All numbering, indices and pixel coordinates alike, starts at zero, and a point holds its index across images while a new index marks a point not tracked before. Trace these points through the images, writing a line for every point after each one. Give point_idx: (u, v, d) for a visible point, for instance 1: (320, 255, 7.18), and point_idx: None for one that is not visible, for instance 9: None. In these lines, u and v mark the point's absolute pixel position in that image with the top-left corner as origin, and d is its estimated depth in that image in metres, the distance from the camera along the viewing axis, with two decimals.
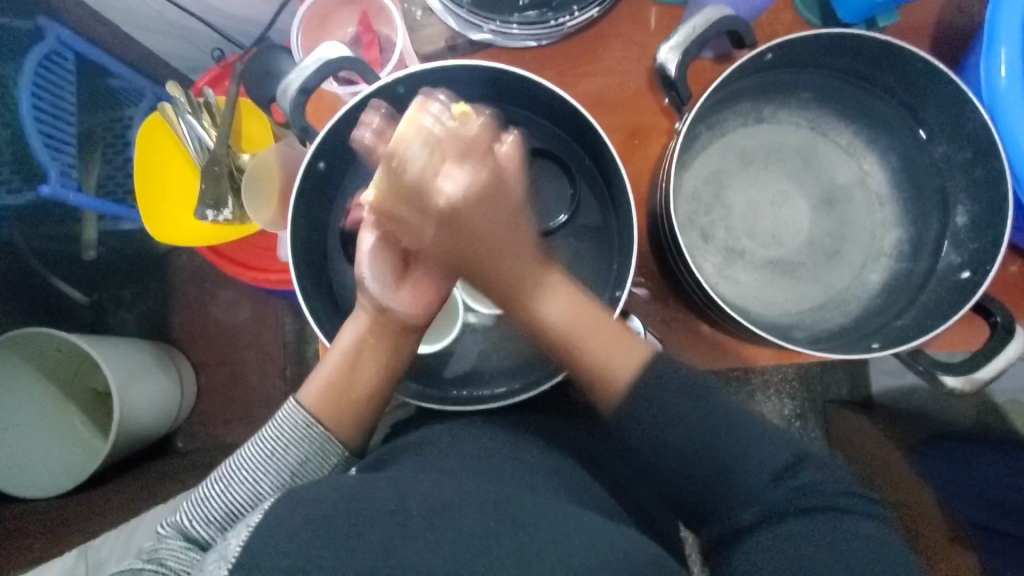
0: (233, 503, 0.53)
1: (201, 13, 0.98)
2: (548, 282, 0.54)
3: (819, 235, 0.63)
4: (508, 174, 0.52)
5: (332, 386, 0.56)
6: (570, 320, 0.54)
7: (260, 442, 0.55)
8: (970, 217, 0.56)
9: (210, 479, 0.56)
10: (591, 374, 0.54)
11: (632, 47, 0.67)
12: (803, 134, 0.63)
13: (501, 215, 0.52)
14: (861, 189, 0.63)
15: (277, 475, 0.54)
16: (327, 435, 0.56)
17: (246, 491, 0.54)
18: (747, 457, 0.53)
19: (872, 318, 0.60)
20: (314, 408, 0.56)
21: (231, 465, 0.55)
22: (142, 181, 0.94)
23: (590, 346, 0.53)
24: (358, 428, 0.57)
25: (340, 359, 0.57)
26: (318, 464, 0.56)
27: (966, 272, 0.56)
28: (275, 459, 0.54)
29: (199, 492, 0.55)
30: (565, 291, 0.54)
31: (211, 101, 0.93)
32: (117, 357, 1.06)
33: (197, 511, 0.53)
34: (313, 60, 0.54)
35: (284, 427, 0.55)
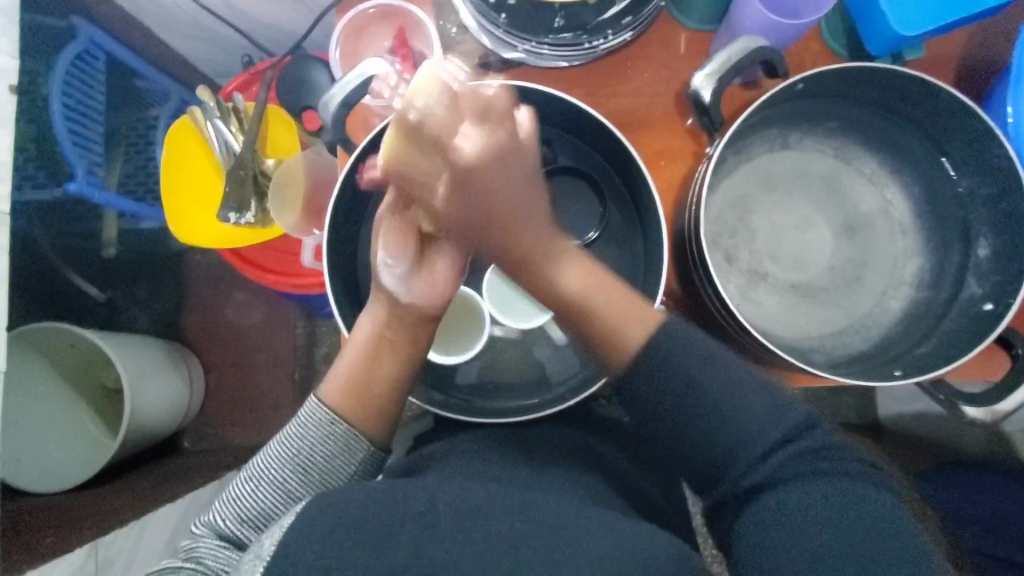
0: (264, 502, 0.54)
1: (233, 20, 1.00)
2: (565, 251, 0.54)
3: (841, 260, 0.64)
4: (524, 139, 0.51)
5: (349, 380, 0.57)
6: (581, 292, 0.53)
7: (286, 441, 0.56)
8: (992, 250, 0.58)
9: (241, 479, 0.56)
10: (602, 336, 0.53)
11: (661, 71, 0.69)
12: (828, 161, 0.65)
13: (519, 177, 0.51)
14: (884, 218, 0.64)
15: (306, 476, 0.55)
16: (350, 431, 0.56)
17: (277, 493, 0.54)
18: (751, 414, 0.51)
19: (892, 345, 0.61)
20: (335, 404, 0.57)
21: (261, 466, 0.56)
22: (170, 180, 0.95)
23: (604, 309, 0.53)
24: (380, 420, 0.58)
25: (355, 356, 0.58)
26: (344, 462, 0.56)
27: (989, 305, 0.56)
28: (303, 458, 0.55)
29: (229, 492, 0.56)
30: (581, 261, 0.54)
31: (240, 106, 0.94)
32: (131, 353, 1.08)
33: (230, 511, 0.54)
34: (355, 75, 0.55)
35: (309, 428, 0.56)
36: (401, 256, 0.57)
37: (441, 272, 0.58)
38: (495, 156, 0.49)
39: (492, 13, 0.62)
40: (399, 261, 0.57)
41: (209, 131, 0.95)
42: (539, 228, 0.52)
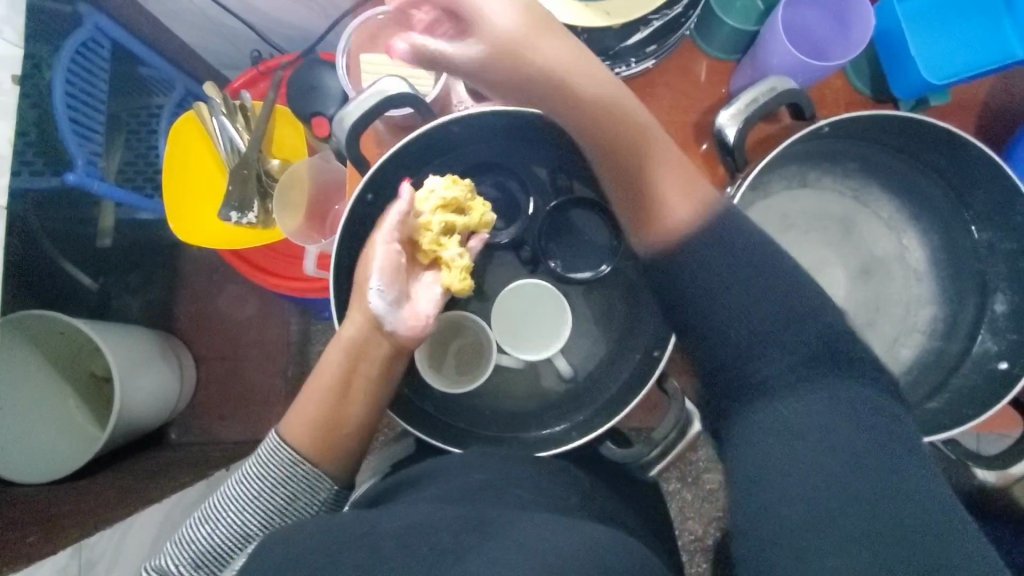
0: (219, 549, 0.49)
1: (244, 14, 0.97)
2: (592, 73, 0.53)
3: (852, 304, 0.63)
4: (529, 32, 0.51)
5: (318, 415, 0.55)
6: (570, 60, 0.52)
7: (244, 482, 0.51)
8: (1010, 307, 0.56)
9: (194, 522, 0.51)
10: (639, 202, 0.56)
11: (680, 99, 0.67)
12: (845, 202, 0.64)
13: (567, 45, 0.52)
14: (898, 263, 0.63)
15: (266, 516, 0.50)
16: (315, 471, 0.53)
17: (234, 536, 0.49)
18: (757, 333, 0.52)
19: (900, 395, 0.60)
20: (296, 441, 0.54)
21: (217, 505, 0.51)
22: (172, 175, 0.93)
23: (620, 132, 0.54)
24: (347, 458, 0.55)
25: (329, 385, 0.56)
26: (307, 502, 0.52)
27: (1004, 363, 0.56)
28: (265, 501, 0.50)
29: (184, 535, 0.50)
30: (562, 38, 0.52)
31: (248, 105, 0.93)
32: (122, 345, 1.06)
33: (183, 557, 0.49)
34: (372, 93, 0.53)
35: (271, 466, 0.52)
36: (392, 287, 0.56)
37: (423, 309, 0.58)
38: (530, 17, 0.52)
39: None
40: (392, 292, 0.56)
41: (215, 127, 0.93)
42: (598, 82, 0.53)
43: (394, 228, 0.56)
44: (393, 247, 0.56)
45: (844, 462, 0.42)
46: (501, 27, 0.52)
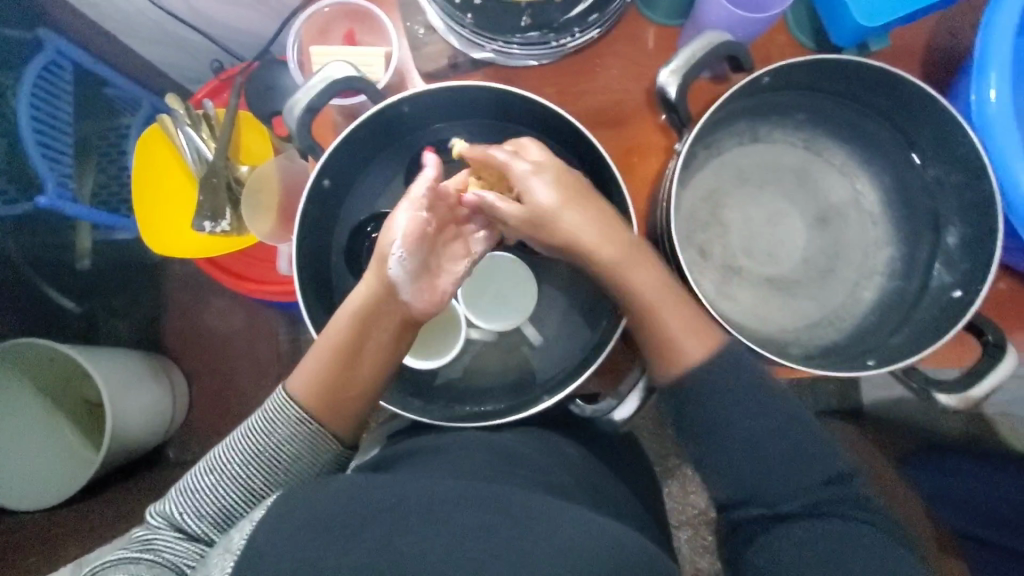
0: (225, 498, 0.53)
1: (200, 25, 0.98)
2: (610, 232, 0.54)
3: (813, 252, 0.64)
4: (543, 196, 0.55)
5: (324, 379, 0.55)
6: (600, 235, 0.54)
7: (251, 435, 0.55)
8: (960, 238, 0.58)
9: (201, 471, 0.55)
10: (657, 348, 0.54)
11: (630, 67, 0.68)
12: (798, 153, 0.65)
13: (594, 221, 0.55)
14: (855, 208, 0.64)
15: (270, 473, 0.54)
16: (320, 430, 0.55)
17: (239, 488, 0.53)
18: (775, 468, 0.52)
19: (866, 336, 0.61)
20: (303, 400, 0.55)
21: (224, 458, 0.55)
22: (141, 188, 0.95)
23: (642, 292, 0.54)
24: (350, 421, 0.57)
25: (334, 350, 0.55)
26: (310, 460, 0.55)
27: (958, 292, 0.57)
28: (268, 456, 0.54)
29: (189, 483, 0.54)
30: (592, 210, 0.55)
31: (211, 114, 0.93)
32: (110, 367, 1.06)
33: (190, 504, 0.53)
34: (319, 80, 0.54)
35: (276, 421, 0.55)
36: (414, 255, 0.55)
37: (442, 285, 0.58)
38: (558, 185, 0.55)
39: (458, 13, 0.62)
40: (412, 260, 0.55)
41: (180, 139, 0.93)
42: (619, 244, 0.54)
43: (425, 192, 0.55)
44: (422, 212, 0.54)
45: (820, 550, 0.48)
46: (540, 198, 0.55)
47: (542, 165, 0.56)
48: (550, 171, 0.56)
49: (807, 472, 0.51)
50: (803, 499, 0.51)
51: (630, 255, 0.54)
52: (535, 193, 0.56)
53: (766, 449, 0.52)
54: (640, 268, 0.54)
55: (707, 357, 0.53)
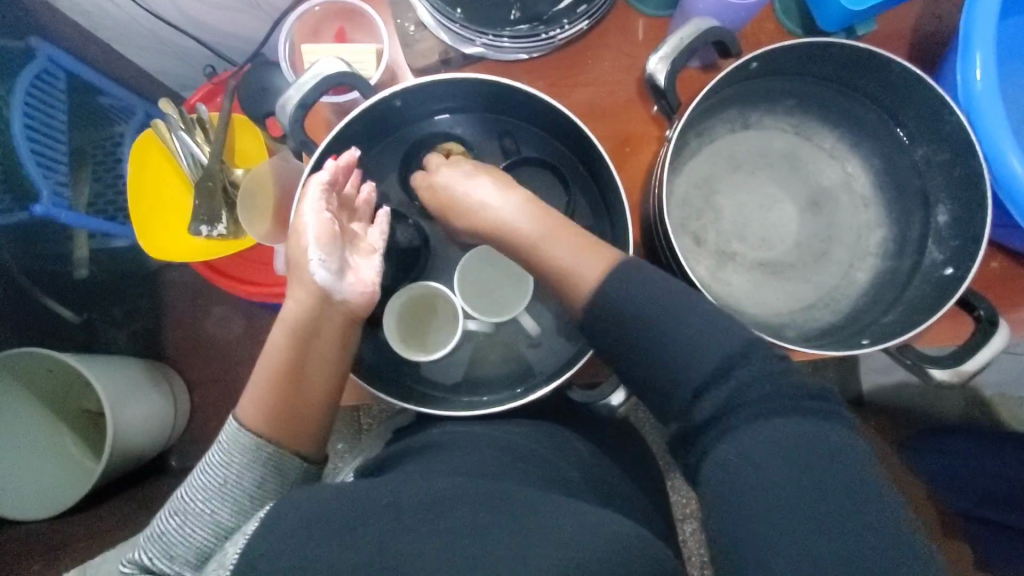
0: (194, 536, 0.49)
1: (192, 31, 0.98)
2: (514, 202, 0.57)
3: (806, 236, 0.65)
4: (447, 179, 0.60)
5: (273, 400, 0.54)
6: (519, 214, 0.57)
7: (209, 470, 0.52)
8: (950, 216, 0.58)
9: (164, 514, 0.51)
10: (562, 285, 0.53)
11: (621, 58, 0.68)
12: (788, 139, 0.65)
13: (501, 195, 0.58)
14: (846, 191, 0.65)
15: (236, 503, 0.51)
16: (279, 452, 0.53)
17: (205, 525, 0.50)
18: (679, 337, 0.46)
19: (861, 315, 0.62)
20: (255, 427, 0.53)
21: (185, 495, 0.51)
22: (136, 193, 0.94)
23: (558, 247, 0.53)
24: (313, 436, 0.55)
25: (280, 369, 0.55)
26: (277, 482, 0.53)
27: (949, 269, 0.57)
28: (233, 486, 0.51)
29: (155, 529, 0.50)
30: (522, 200, 0.58)
31: (204, 117, 0.93)
32: (108, 375, 1.06)
33: (156, 549, 0.49)
34: (311, 76, 0.54)
35: (233, 452, 0.52)
36: (329, 253, 0.57)
37: (366, 276, 0.60)
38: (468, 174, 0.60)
39: (448, 9, 0.62)
40: (332, 258, 0.57)
41: (175, 144, 0.94)
42: (527, 210, 0.57)
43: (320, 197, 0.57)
44: (327, 212, 0.57)
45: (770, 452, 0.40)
46: (449, 179, 0.60)
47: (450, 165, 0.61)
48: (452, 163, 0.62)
49: (713, 349, 0.45)
50: (715, 384, 0.44)
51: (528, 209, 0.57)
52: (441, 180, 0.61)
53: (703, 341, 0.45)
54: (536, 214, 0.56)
55: (611, 267, 0.50)
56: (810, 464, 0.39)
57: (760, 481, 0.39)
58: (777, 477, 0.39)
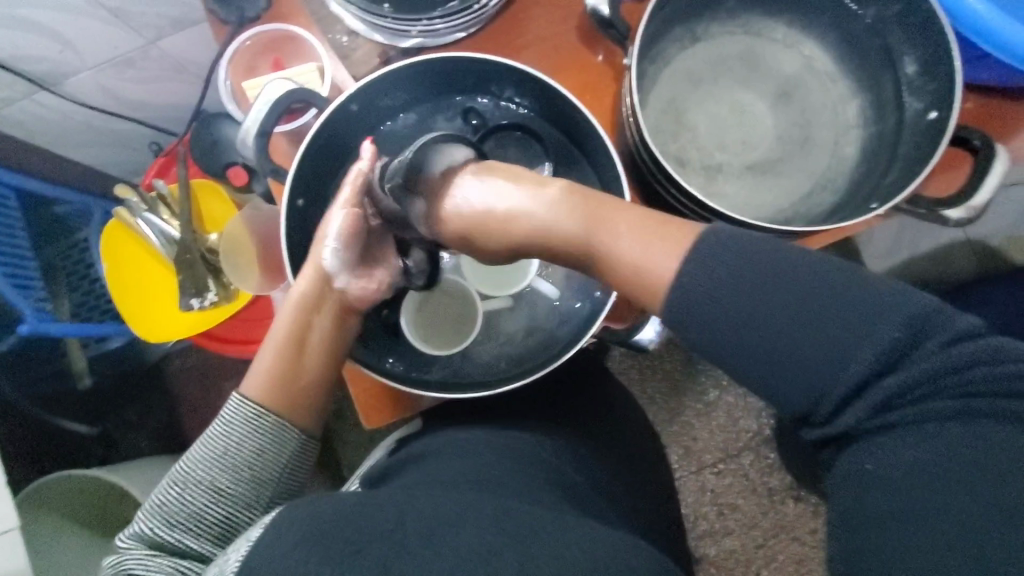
0: (193, 504, 0.52)
1: (128, 112, 0.97)
2: (560, 196, 0.50)
3: (785, 128, 0.64)
4: (493, 196, 0.54)
5: (275, 375, 0.57)
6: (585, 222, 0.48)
7: (209, 442, 0.54)
8: (917, 63, 0.58)
9: (164, 485, 0.53)
10: (631, 281, 0.44)
11: (557, 10, 0.68)
12: (740, 40, 0.65)
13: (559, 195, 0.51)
14: (810, 74, 0.65)
15: (236, 471, 0.53)
16: (279, 422, 0.56)
17: (207, 491, 0.52)
18: (823, 325, 0.38)
19: (861, 186, 0.61)
20: (259, 398, 0.56)
21: (184, 466, 0.53)
22: (118, 286, 0.93)
23: (620, 243, 0.45)
24: (311, 409, 0.58)
25: (279, 348, 0.59)
26: (276, 451, 0.55)
27: (934, 113, 0.57)
28: (232, 455, 0.53)
29: (154, 500, 0.53)
30: (565, 192, 0.50)
31: (163, 191, 0.91)
32: (142, 478, 1.03)
33: (155, 518, 0.51)
34: (261, 104, 0.54)
35: (234, 423, 0.55)
36: (348, 247, 0.60)
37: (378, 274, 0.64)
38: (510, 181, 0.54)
39: (375, 7, 0.62)
40: (347, 252, 0.60)
41: (143, 227, 0.92)
42: (582, 205, 0.49)
43: (357, 188, 0.60)
44: (355, 211, 0.60)
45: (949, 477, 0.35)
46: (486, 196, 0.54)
47: (493, 173, 0.54)
48: (489, 172, 0.55)
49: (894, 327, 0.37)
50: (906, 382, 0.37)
51: (580, 205, 0.49)
52: (476, 192, 0.54)
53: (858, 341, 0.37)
54: (597, 204, 0.48)
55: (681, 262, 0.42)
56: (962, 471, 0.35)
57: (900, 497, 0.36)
58: (911, 480, 0.36)
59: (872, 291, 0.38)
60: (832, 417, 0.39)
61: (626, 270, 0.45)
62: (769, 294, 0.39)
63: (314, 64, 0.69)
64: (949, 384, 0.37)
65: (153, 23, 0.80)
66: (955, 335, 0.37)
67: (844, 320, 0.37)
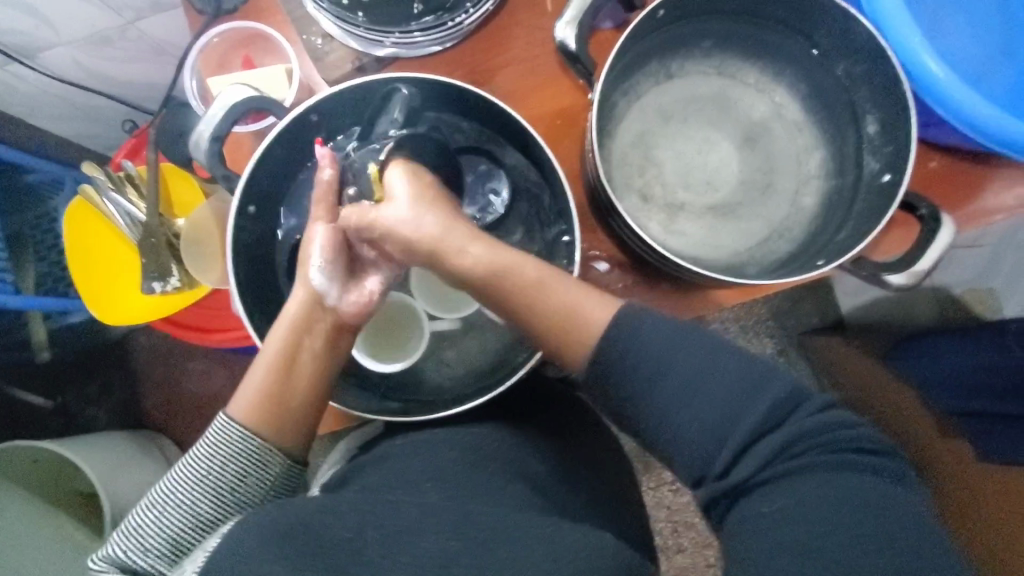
0: (171, 528, 0.50)
1: (104, 88, 0.95)
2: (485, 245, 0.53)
3: (748, 172, 0.65)
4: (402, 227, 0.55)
5: (264, 395, 0.55)
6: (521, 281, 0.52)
7: (191, 463, 0.52)
8: (879, 124, 0.59)
9: (142, 507, 0.52)
10: (557, 332, 0.51)
11: (535, 33, 0.67)
12: (713, 81, 0.65)
13: (493, 246, 0.54)
14: (779, 121, 0.66)
15: (216, 496, 0.51)
16: (265, 446, 0.53)
17: (185, 517, 0.50)
18: (707, 386, 0.46)
19: (815, 238, 0.62)
20: (245, 420, 0.54)
21: (163, 488, 0.52)
22: (79, 262, 0.93)
23: (554, 299, 0.51)
24: (299, 432, 0.55)
25: (268, 367, 0.56)
26: (260, 477, 0.53)
27: (887, 175, 0.58)
28: (212, 479, 0.51)
29: (130, 522, 0.51)
30: (489, 243, 0.54)
31: (131, 172, 0.90)
32: (94, 456, 1.02)
33: (132, 542, 0.50)
34: (217, 109, 0.54)
35: (218, 446, 0.52)
36: (335, 264, 0.59)
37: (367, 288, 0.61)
38: (426, 213, 0.55)
39: (348, 14, 0.61)
40: (334, 268, 0.59)
41: (108, 206, 0.91)
42: (514, 264, 0.52)
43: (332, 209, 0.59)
44: (337, 228, 0.59)
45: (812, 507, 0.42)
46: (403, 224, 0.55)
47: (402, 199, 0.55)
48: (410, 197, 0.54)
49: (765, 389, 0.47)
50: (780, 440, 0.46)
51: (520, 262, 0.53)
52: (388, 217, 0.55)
53: (751, 401, 0.46)
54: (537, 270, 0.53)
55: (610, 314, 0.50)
56: (849, 511, 0.41)
57: (799, 532, 0.41)
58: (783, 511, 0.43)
59: (742, 364, 0.48)
60: (728, 472, 0.46)
61: (556, 329, 0.51)
62: (675, 348, 0.47)
63: (283, 65, 0.68)
64: (818, 440, 0.45)
65: (131, 4, 0.78)
66: (823, 406, 0.47)
67: (726, 383, 0.47)
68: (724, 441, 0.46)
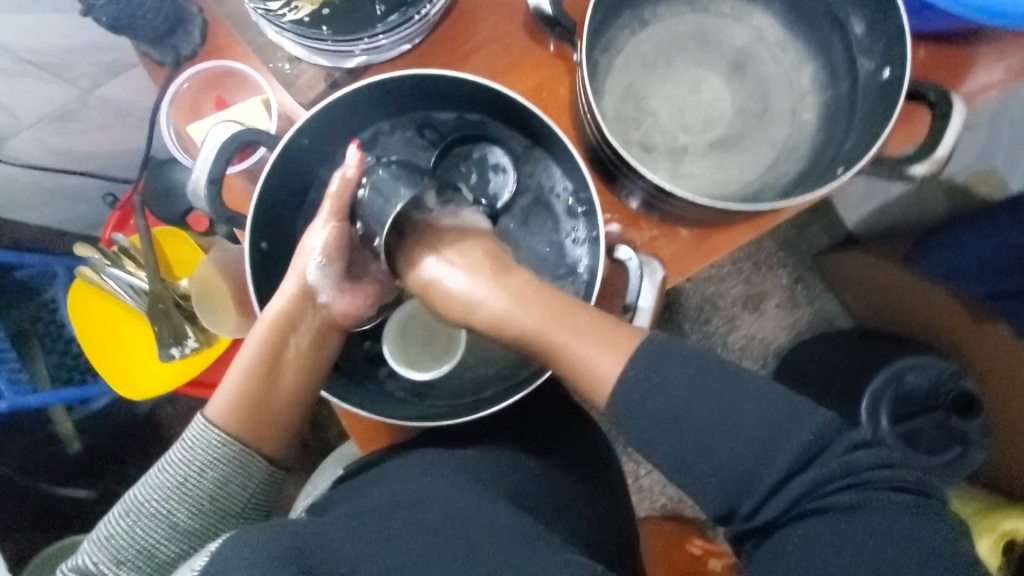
0: (147, 539, 0.50)
1: (77, 166, 0.94)
2: (516, 290, 0.55)
3: (742, 101, 0.64)
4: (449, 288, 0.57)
5: (246, 398, 0.56)
6: (540, 318, 0.53)
7: (168, 468, 0.53)
8: (865, 23, 0.58)
9: (115, 515, 0.52)
10: (572, 377, 0.52)
11: (501, 9, 0.66)
12: (689, 19, 0.64)
13: (525, 290, 0.55)
14: (762, 44, 0.65)
15: (192, 504, 0.52)
16: (244, 450, 0.54)
17: (160, 525, 0.51)
18: (741, 425, 0.46)
19: (823, 151, 0.61)
20: (225, 423, 0.54)
21: (138, 493, 0.52)
22: (92, 344, 0.92)
23: (570, 336, 0.52)
24: (281, 436, 0.57)
25: (252, 366, 0.57)
26: (240, 486, 0.54)
27: (886, 71, 0.57)
28: (188, 485, 0.52)
29: (102, 531, 0.51)
30: (520, 286, 0.56)
31: (124, 244, 0.89)
32: None
33: (104, 552, 0.50)
34: (207, 151, 0.53)
35: (194, 449, 0.53)
36: (332, 260, 0.59)
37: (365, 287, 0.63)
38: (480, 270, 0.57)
39: (313, 31, 0.60)
40: (332, 266, 0.59)
41: (109, 283, 0.90)
42: (541, 308, 0.54)
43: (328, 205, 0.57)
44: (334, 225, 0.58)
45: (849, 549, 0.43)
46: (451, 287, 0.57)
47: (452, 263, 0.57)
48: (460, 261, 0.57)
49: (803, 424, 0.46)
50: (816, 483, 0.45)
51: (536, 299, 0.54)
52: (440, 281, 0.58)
53: (779, 439, 0.46)
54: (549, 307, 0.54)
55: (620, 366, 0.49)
56: (866, 544, 0.43)
57: (828, 556, 0.43)
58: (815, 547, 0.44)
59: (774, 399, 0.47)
60: (756, 510, 0.46)
61: (576, 374, 0.51)
62: (695, 396, 0.47)
63: (260, 97, 0.68)
64: (856, 470, 0.45)
65: (87, 72, 0.77)
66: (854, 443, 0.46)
67: (750, 411, 0.46)
68: (755, 476, 0.46)
